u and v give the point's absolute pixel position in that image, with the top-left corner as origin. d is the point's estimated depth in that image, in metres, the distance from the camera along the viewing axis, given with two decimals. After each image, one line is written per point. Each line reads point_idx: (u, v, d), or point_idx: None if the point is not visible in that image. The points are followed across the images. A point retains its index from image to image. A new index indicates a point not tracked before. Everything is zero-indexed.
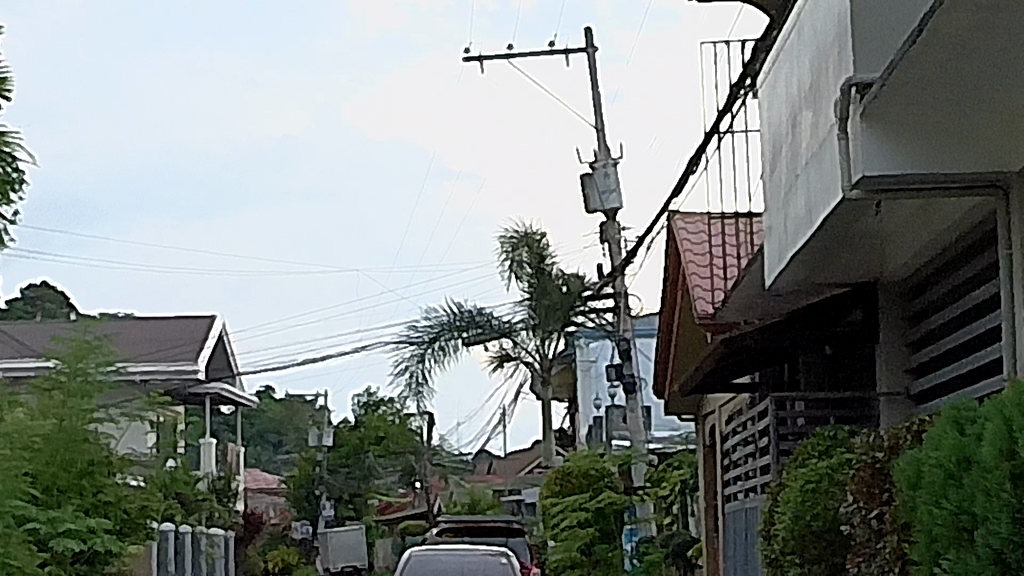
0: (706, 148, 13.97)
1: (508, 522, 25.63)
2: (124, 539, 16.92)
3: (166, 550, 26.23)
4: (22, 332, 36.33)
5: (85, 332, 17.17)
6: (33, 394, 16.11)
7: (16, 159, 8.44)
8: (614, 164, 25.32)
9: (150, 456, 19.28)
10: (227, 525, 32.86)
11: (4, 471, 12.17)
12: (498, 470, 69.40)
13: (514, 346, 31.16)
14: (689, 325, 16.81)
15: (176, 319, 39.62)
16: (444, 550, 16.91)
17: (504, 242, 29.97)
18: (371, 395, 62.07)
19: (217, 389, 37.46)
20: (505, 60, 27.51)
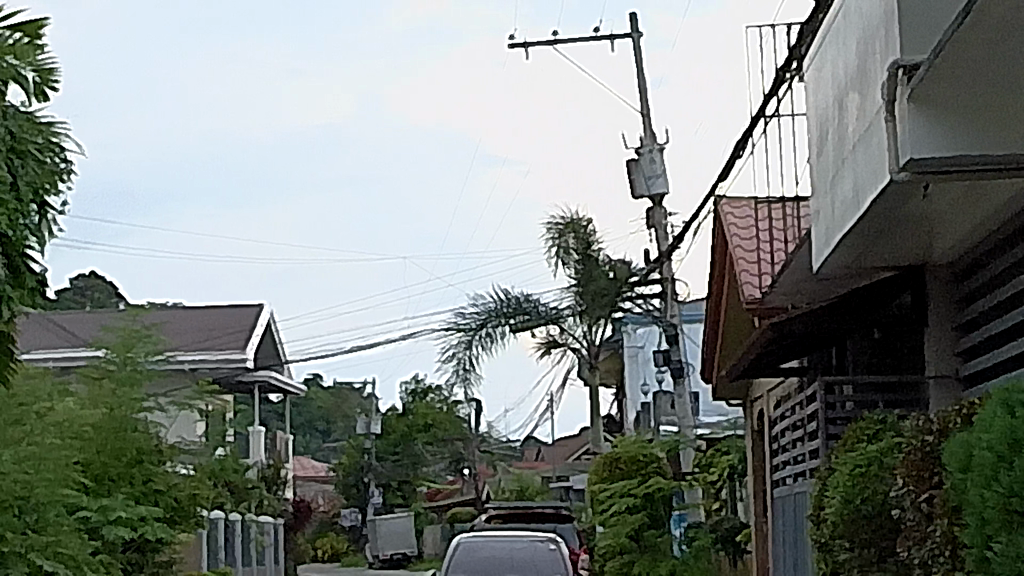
0: (751, 132, 13.92)
1: (557, 509, 25.65)
2: (174, 527, 16.94)
3: (217, 537, 26.35)
4: (71, 321, 36.50)
5: (134, 321, 17.27)
6: (82, 384, 16.24)
7: (65, 150, 8.54)
8: (660, 149, 25.28)
9: (200, 444, 19.35)
10: (277, 513, 32.99)
11: (54, 461, 12.22)
12: (545, 457, 69.40)
13: (562, 332, 31.12)
14: (735, 312, 16.78)
15: (224, 308, 39.75)
16: (497, 537, 17.01)
17: (549, 229, 30.08)
18: (419, 383, 62.10)
19: (265, 378, 37.56)
20: (549, 46, 27.45)
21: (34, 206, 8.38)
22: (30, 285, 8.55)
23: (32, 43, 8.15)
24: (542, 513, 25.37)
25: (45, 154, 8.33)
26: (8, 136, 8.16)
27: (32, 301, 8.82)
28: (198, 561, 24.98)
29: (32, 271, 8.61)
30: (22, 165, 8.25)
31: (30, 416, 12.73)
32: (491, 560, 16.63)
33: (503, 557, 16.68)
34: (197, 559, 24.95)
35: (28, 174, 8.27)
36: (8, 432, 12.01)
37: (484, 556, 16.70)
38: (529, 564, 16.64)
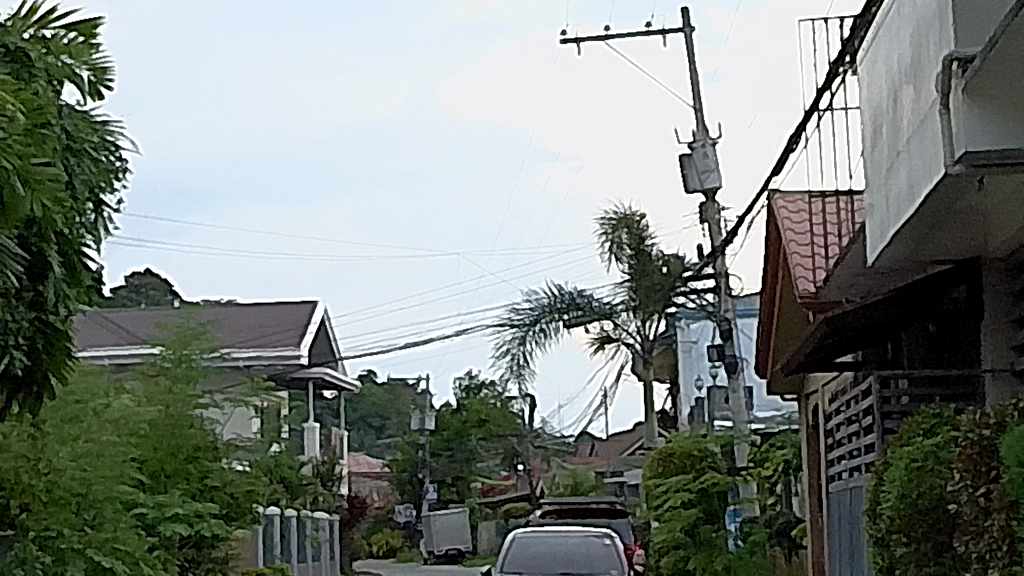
0: (805, 127, 13.89)
1: (612, 505, 25.63)
2: (232, 523, 17.00)
3: (272, 534, 26.43)
4: (127, 319, 36.69)
5: (189, 319, 17.37)
6: (138, 380, 16.35)
7: (119, 149, 8.92)
8: (713, 144, 25.24)
9: (255, 440, 19.43)
10: (332, 509, 33.08)
11: (112, 456, 12.34)
12: (600, 452, 69.35)
13: (616, 327, 31.06)
14: (790, 307, 16.76)
15: (278, 305, 39.89)
16: (552, 533, 17.03)
17: (603, 224, 30.04)
18: (473, 378, 62.16)
19: (320, 374, 37.66)
20: (601, 42, 27.43)
21: (88, 205, 8.61)
22: (87, 282, 8.73)
23: (86, 42, 8.57)
24: (597, 508, 25.37)
25: (100, 152, 8.70)
26: (61, 134, 8.39)
27: (88, 298, 8.98)
28: (253, 557, 25.11)
29: (88, 269, 8.80)
30: (77, 164, 8.49)
31: (88, 413, 12.81)
32: (545, 555, 16.67)
33: (558, 552, 16.70)
34: (254, 554, 25.08)
35: (80, 171, 8.51)
36: (65, 429, 12.09)
37: (537, 552, 16.72)
38: (584, 559, 16.64)
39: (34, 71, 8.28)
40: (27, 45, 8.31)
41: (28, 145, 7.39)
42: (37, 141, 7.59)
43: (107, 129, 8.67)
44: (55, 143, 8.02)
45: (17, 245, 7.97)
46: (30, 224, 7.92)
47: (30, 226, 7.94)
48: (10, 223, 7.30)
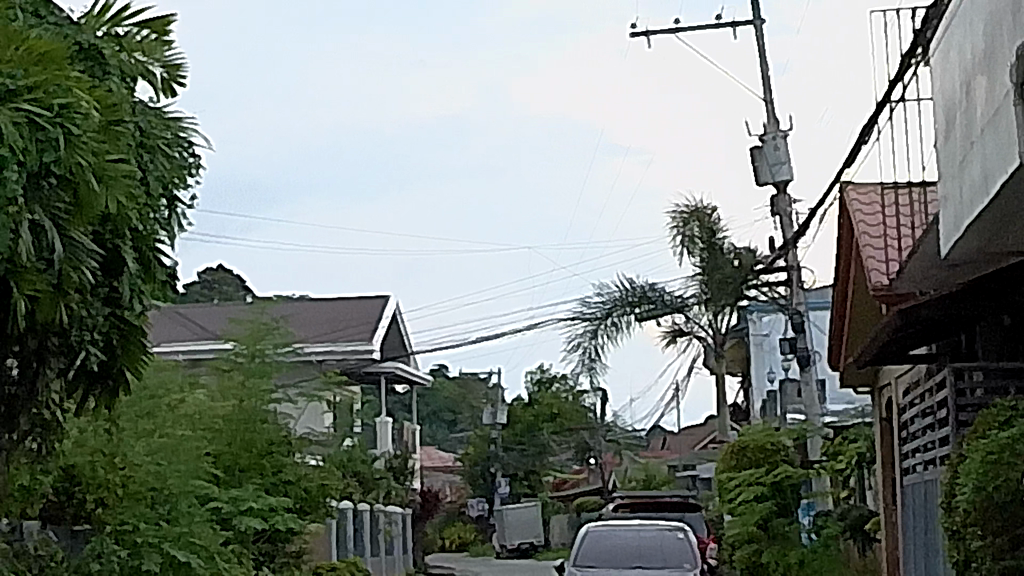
0: (877, 119, 13.82)
1: (685, 498, 25.57)
2: (304, 518, 17.04)
3: (345, 528, 26.52)
4: (200, 314, 36.86)
5: (262, 314, 17.46)
6: (212, 376, 16.46)
7: (192, 145, 9.11)
8: (784, 136, 25.17)
9: (328, 435, 19.49)
10: (405, 504, 33.17)
11: (186, 451, 12.39)
12: (671, 446, 69.17)
13: (687, 321, 31.00)
14: (862, 299, 16.69)
15: (350, 300, 39.97)
16: (625, 526, 17.03)
17: (674, 218, 30.02)
18: (544, 371, 62.26)
19: (392, 368, 37.73)
20: (671, 35, 27.34)
21: (162, 201, 8.73)
22: (161, 278, 8.83)
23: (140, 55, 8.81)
24: (669, 502, 25.33)
25: (173, 149, 8.88)
26: (135, 131, 8.51)
27: (162, 295, 9.07)
28: (327, 551, 25.19)
29: (163, 266, 8.89)
30: (151, 159, 8.61)
31: (163, 408, 12.90)
32: (618, 549, 16.68)
33: (631, 546, 16.70)
34: (327, 548, 25.17)
35: (154, 168, 8.61)
36: (139, 423, 12.21)
37: (610, 546, 16.73)
38: (657, 553, 16.63)
39: (108, 70, 8.43)
40: (101, 45, 8.51)
41: (102, 142, 7.55)
42: (111, 139, 7.72)
43: (174, 128, 8.88)
44: (129, 140, 8.11)
45: (94, 241, 8.04)
46: (105, 220, 7.99)
47: (106, 223, 8.01)
48: (86, 218, 7.43)
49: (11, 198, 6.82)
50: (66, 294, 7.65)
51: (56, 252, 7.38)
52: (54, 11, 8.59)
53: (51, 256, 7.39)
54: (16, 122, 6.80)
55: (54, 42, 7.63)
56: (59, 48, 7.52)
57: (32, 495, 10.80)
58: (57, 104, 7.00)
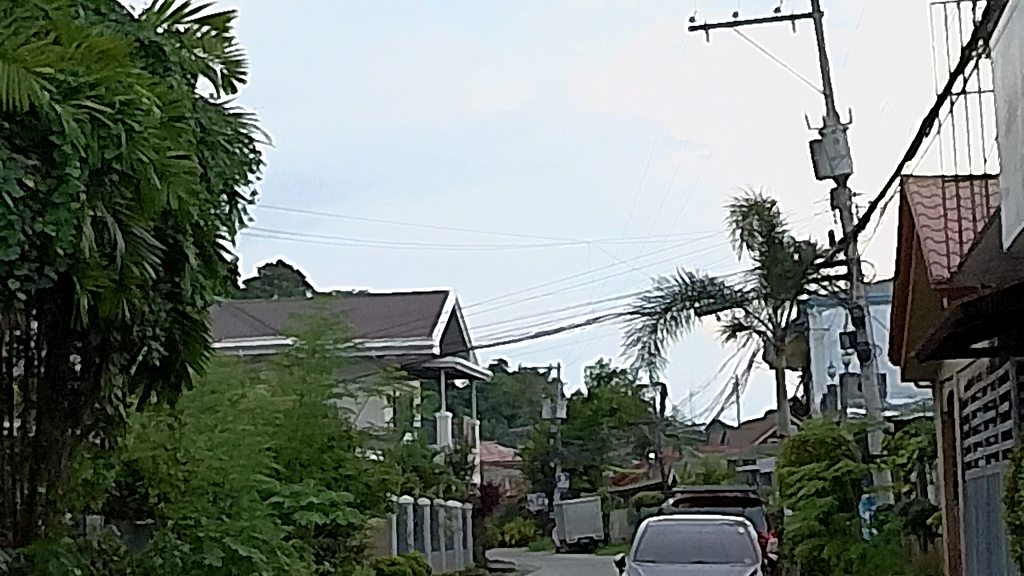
0: (937, 112, 13.76)
1: (746, 493, 25.51)
2: (366, 512, 17.07)
3: (405, 522, 26.56)
4: (260, 310, 36.95)
5: (322, 309, 17.50)
6: (273, 371, 16.53)
7: (252, 141, 9.18)
8: (843, 129, 25.07)
9: (388, 430, 19.54)
10: (465, 498, 33.24)
11: (248, 446, 12.44)
12: (731, 440, 69.03)
13: (747, 315, 30.90)
14: (923, 292, 16.62)
15: (410, 295, 40.05)
16: (685, 521, 17.05)
17: (733, 211, 29.91)
18: (603, 365, 62.25)
19: (452, 363, 37.79)
20: (730, 28, 27.25)
21: (223, 196, 8.80)
22: (223, 274, 8.89)
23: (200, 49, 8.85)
24: (729, 496, 25.28)
25: (234, 145, 8.94)
26: (196, 127, 8.57)
27: (224, 290, 9.14)
28: (388, 545, 25.27)
29: (224, 261, 8.97)
30: (212, 156, 8.66)
31: (225, 403, 12.96)
32: (679, 544, 16.69)
33: (692, 541, 16.71)
34: (388, 542, 25.25)
35: (216, 164, 8.67)
36: (202, 419, 12.30)
37: (671, 540, 16.75)
38: (718, 547, 16.63)
39: (169, 67, 8.48)
40: (163, 42, 8.55)
41: (163, 138, 7.64)
42: (173, 136, 7.83)
43: (233, 124, 8.94)
44: (191, 137, 8.18)
45: (156, 237, 8.09)
46: (167, 216, 8.05)
47: (167, 219, 8.08)
48: (147, 213, 7.58)
49: (74, 194, 7.03)
50: (127, 290, 7.73)
51: (119, 246, 7.48)
52: (115, 9, 8.67)
53: (113, 251, 7.48)
54: (77, 118, 7.06)
55: (116, 40, 7.73)
56: (122, 45, 7.62)
57: (97, 489, 10.88)
58: (118, 101, 7.26)
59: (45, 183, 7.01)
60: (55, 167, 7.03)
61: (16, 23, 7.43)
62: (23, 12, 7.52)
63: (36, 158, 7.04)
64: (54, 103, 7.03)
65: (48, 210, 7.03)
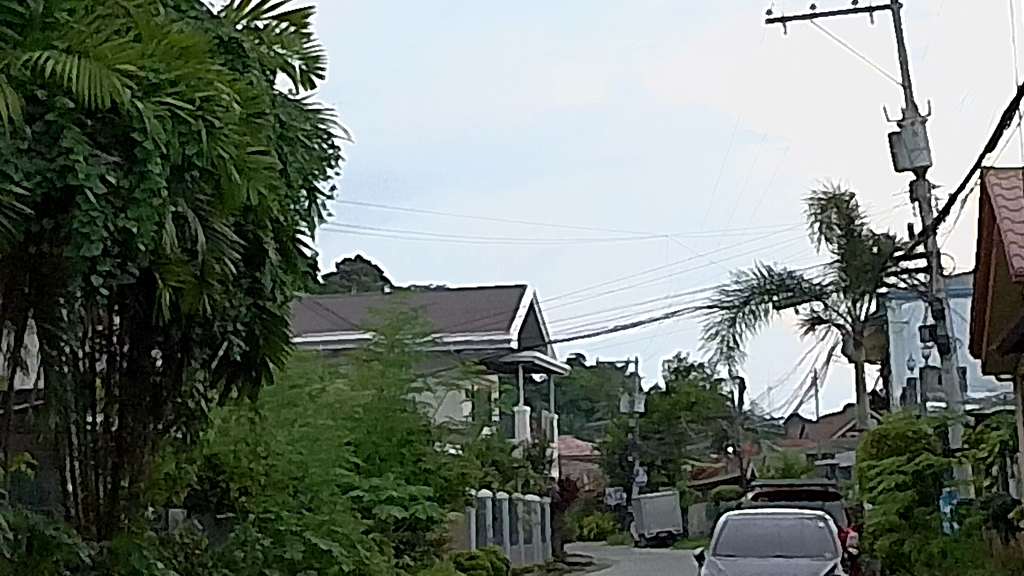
0: (1017, 104, 13.65)
1: (826, 486, 25.42)
2: (446, 506, 17.10)
3: (484, 516, 26.61)
4: (340, 304, 37.09)
5: (401, 304, 17.55)
6: (352, 365, 16.61)
7: (331, 137, 9.23)
8: (922, 122, 24.92)
9: (467, 424, 19.57)
10: (543, 491, 33.26)
11: (329, 441, 12.51)
12: (810, 434, 68.78)
13: (826, 309, 30.77)
14: (1004, 287, 16.49)
15: (487, 290, 40.09)
16: (765, 515, 17.08)
17: (811, 206, 29.97)
18: (681, 360, 62.20)
19: (529, 358, 37.81)
20: (808, 20, 27.11)
21: (302, 191, 8.85)
22: (302, 269, 8.95)
23: (276, 48, 8.89)
24: (809, 490, 25.20)
25: (313, 140, 9.00)
26: (275, 122, 8.61)
27: (304, 285, 9.20)
28: (467, 539, 25.33)
29: (303, 256, 9.04)
30: (292, 151, 8.71)
31: (304, 398, 13.02)
32: (758, 536, 16.72)
33: (771, 533, 16.75)
34: (467, 537, 25.32)
35: (295, 160, 8.71)
36: (282, 413, 12.37)
37: (750, 533, 16.79)
38: (797, 541, 16.62)
39: (249, 63, 8.53)
40: (242, 38, 8.61)
41: (243, 134, 7.69)
42: (252, 131, 7.87)
43: (310, 121, 9.00)
44: (271, 133, 8.22)
45: (236, 232, 8.16)
46: (247, 212, 8.11)
47: (247, 215, 8.15)
48: (228, 209, 7.65)
49: (156, 191, 7.11)
50: (208, 285, 7.80)
51: (200, 242, 7.55)
52: (196, 6, 8.72)
53: (194, 247, 7.56)
54: (158, 115, 7.11)
55: (196, 36, 7.78)
56: (202, 42, 7.65)
57: (178, 484, 10.96)
58: (199, 97, 7.31)
59: (127, 180, 7.08)
60: (137, 164, 7.12)
61: (97, 22, 7.51)
62: (104, 10, 7.61)
63: (118, 155, 7.11)
64: (135, 100, 7.09)
65: (130, 207, 7.10)
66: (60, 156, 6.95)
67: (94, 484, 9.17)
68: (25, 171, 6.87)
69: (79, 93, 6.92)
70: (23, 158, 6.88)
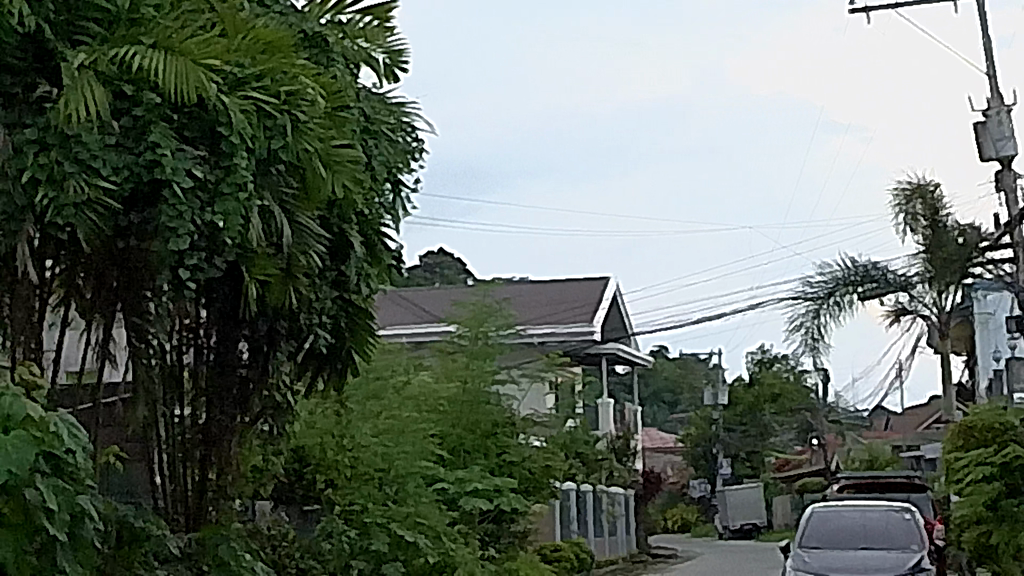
0: None
1: (912, 478, 25.26)
2: (530, 498, 17.11)
3: (569, 508, 26.61)
4: (424, 297, 37.17)
5: (484, 296, 17.56)
6: (436, 358, 16.67)
7: (415, 130, 9.27)
8: (1008, 111, 24.70)
9: (551, 417, 19.57)
10: (628, 484, 33.25)
11: (414, 433, 12.45)
12: (895, 426, 68.39)
13: (911, 300, 30.45)
14: None
15: (570, 282, 40.06)
16: (852, 507, 17.10)
17: (896, 195, 29.78)
18: (765, 351, 62.02)
19: (613, 350, 37.76)
20: (892, 8, 26.93)
21: (386, 184, 8.89)
22: (388, 262, 8.99)
23: (358, 42, 8.93)
24: (896, 483, 25.08)
25: (396, 133, 9.04)
26: (360, 116, 8.66)
27: (388, 278, 9.24)
28: (552, 532, 25.35)
29: (388, 249, 9.08)
30: (376, 145, 8.76)
31: (389, 390, 13.06)
32: (843, 527, 16.72)
33: (857, 525, 16.74)
34: (552, 529, 25.31)
35: (380, 153, 8.76)
36: (367, 406, 12.42)
37: (836, 524, 16.79)
38: (882, 532, 16.59)
39: (333, 57, 8.57)
40: (326, 32, 8.65)
41: (328, 128, 7.73)
42: (337, 125, 7.90)
43: (392, 114, 9.04)
44: (356, 126, 8.26)
45: (322, 225, 8.23)
46: (332, 205, 8.17)
47: (332, 207, 8.21)
48: (314, 202, 7.69)
49: (242, 184, 7.12)
50: (295, 277, 7.84)
51: (286, 235, 7.59)
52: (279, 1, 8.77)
53: (280, 240, 7.58)
54: (244, 109, 7.18)
55: (281, 30, 7.82)
56: (287, 37, 7.70)
57: (264, 476, 11.03)
58: (283, 91, 7.36)
59: (214, 174, 7.11)
60: (223, 158, 7.16)
61: (183, 17, 7.58)
62: (190, 6, 7.68)
63: (204, 149, 7.15)
64: (221, 95, 7.14)
65: (216, 200, 7.10)
66: (147, 150, 7.00)
67: (181, 476, 9.24)
68: (112, 166, 6.94)
69: (166, 87, 7.00)
70: (110, 152, 6.96)
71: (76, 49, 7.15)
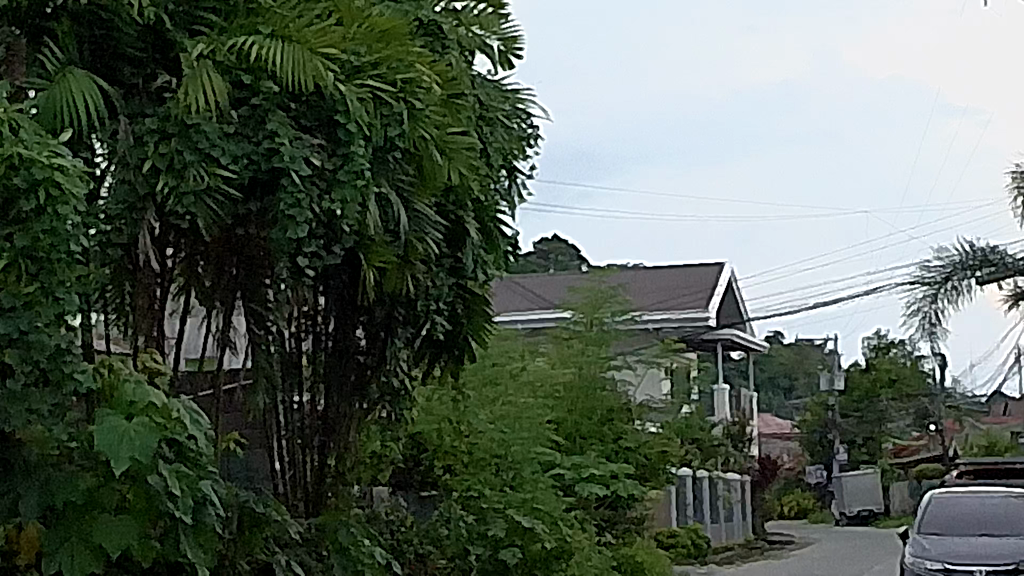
0: None
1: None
2: (646, 484, 17.05)
3: (685, 493, 26.57)
4: (537, 283, 37.26)
5: (599, 282, 17.54)
6: (551, 344, 16.75)
7: (530, 117, 9.28)
8: None
9: (667, 402, 19.57)
10: (744, 470, 33.14)
11: (532, 418, 12.46)
12: (1013, 412, 67.95)
13: None
14: None
15: (685, 268, 40.00)
16: (972, 493, 16.97)
17: None
18: (881, 336, 61.79)
19: (728, 336, 37.65)
20: None
21: (502, 171, 8.91)
22: (504, 248, 9.01)
23: (471, 29, 8.96)
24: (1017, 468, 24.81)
25: (511, 120, 9.06)
26: (475, 103, 8.70)
27: (505, 265, 9.28)
28: (669, 517, 25.31)
29: (505, 236, 9.10)
30: (492, 132, 8.80)
31: (505, 377, 13.10)
32: (963, 512, 16.60)
33: (977, 510, 16.61)
34: (668, 514, 25.29)
35: (495, 139, 8.79)
36: (483, 393, 12.59)
37: (956, 509, 16.67)
38: (1003, 518, 16.44)
39: (448, 44, 8.61)
40: (440, 20, 8.69)
41: (444, 114, 7.78)
42: (453, 113, 7.94)
43: (506, 101, 9.06)
44: (471, 113, 8.29)
45: (438, 212, 8.29)
46: (448, 192, 8.22)
47: (449, 195, 8.26)
48: (431, 188, 7.72)
49: (360, 171, 7.15)
50: (412, 264, 7.89)
51: (403, 223, 7.60)
52: None
53: (398, 227, 7.60)
54: (361, 97, 7.23)
55: (396, 18, 7.87)
56: (404, 26, 7.74)
57: (382, 461, 11.10)
58: (400, 80, 7.42)
59: (331, 162, 7.15)
60: (341, 146, 7.19)
61: (300, 7, 7.67)
62: None
63: (322, 137, 7.20)
64: (338, 83, 7.20)
65: (334, 187, 7.13)
66: (266, 139, 7.07)
67: (301, 462, 9.39)
68: (231, 154, 7.00)
69: (284, 76, 7.07)
70: (230, 141, 7.02)
71: (195, 40, 7.26)
